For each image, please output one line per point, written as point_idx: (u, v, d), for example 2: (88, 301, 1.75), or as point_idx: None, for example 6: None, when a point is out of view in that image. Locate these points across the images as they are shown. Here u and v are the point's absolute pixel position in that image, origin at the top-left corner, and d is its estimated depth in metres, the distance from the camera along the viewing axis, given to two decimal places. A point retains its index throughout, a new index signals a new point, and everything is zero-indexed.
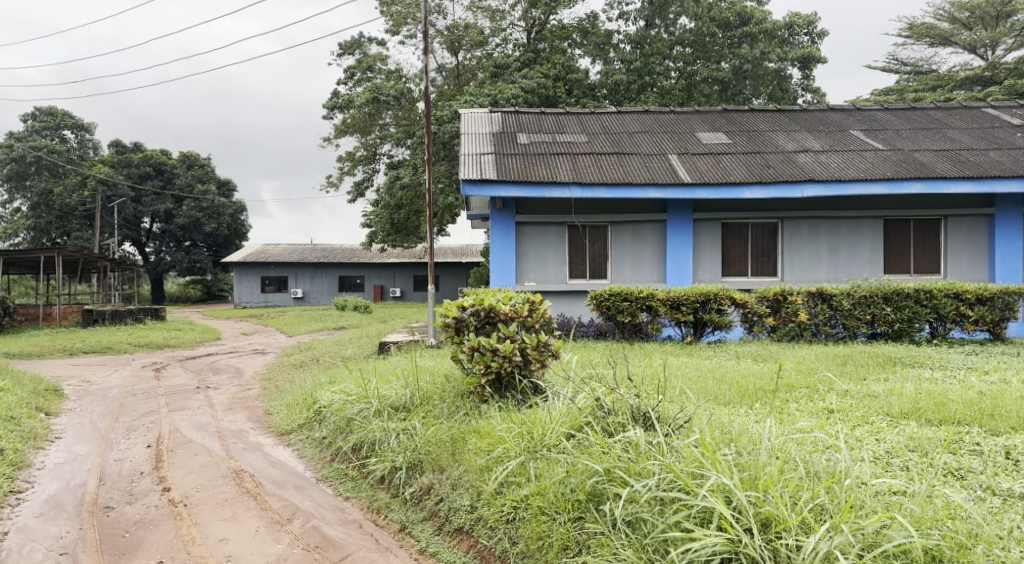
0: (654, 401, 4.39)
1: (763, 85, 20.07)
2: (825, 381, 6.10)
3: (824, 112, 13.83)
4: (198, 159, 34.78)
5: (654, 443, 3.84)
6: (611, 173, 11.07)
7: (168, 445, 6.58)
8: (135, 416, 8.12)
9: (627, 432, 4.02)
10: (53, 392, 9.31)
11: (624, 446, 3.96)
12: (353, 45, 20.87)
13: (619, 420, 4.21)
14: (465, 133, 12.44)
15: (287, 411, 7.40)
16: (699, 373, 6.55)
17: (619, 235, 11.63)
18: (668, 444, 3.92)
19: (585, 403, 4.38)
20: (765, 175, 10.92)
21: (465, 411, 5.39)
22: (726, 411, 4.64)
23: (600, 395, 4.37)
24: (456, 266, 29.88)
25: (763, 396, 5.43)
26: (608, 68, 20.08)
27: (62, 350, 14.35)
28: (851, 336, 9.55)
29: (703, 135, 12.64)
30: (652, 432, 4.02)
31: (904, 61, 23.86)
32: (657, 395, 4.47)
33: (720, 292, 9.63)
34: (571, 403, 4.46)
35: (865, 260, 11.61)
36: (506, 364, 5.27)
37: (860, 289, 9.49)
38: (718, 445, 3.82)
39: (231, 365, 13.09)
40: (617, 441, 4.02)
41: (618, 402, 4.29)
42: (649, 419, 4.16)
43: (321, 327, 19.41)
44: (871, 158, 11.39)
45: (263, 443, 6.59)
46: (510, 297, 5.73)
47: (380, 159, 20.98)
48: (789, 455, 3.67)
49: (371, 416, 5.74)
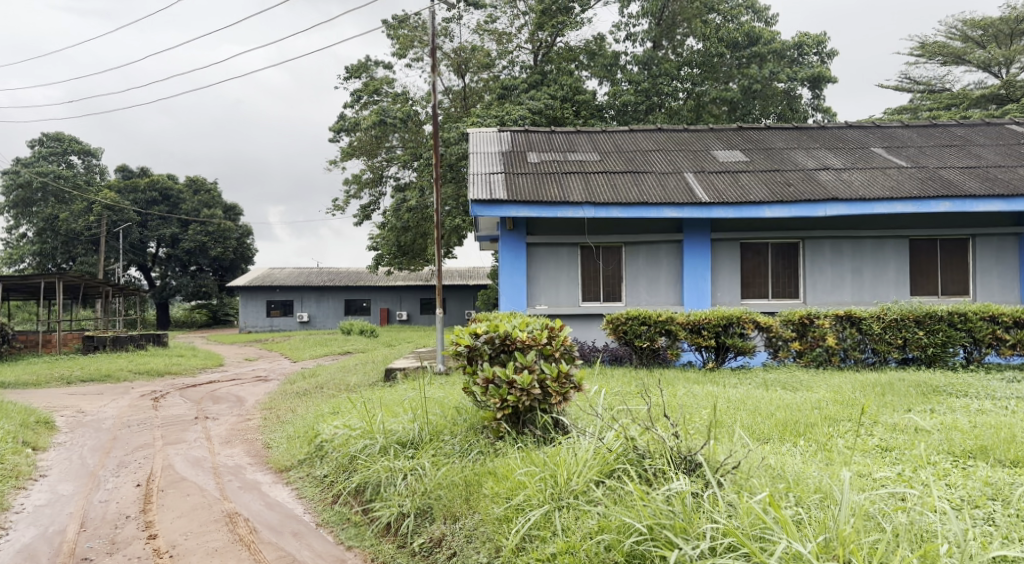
0: (694, 441, 3.96)
1: (772, 106, 19.77)
2: (867, 412, 5.67)
3: (842, 129, 13.45)
4: (204, 184, 34.65)
5: (705, 496, 3.39)
6: (625, 192, 10.67)
7: (158, 484, 6.13)
8: (128, 450, 7.67)
9: (671, 482, 3.56)
10: (45, 425, 8.88)
11: (668, 498, 3.50)
12: (359, 69, 20.70)
13: (658, 465, 3.78)
14: (474, 152, 12.09)
15: (287, 445, 6.96)
16: (729, 403, 6.11)
17: (633, 256, 11.21)
18: (720, 497, 3.46)
19: (617, 444, 3.95)
20: (786, 193, 10.51)
21: (479, 448, 4.95)
22: (774, 451, 4.20)
23: (634, 435, 3.94)
24: (463, 288, 29.45)
25: (805, 431, 5.01)
26: (616, 89, 19.75)
27: (60, 378, 13.95)
28: (881, 362, 9.06)
29: (719, 153, 12.25)
30: (699, 482, 3.57)
31: (916, 80, 23.51)
32: (697, 435, 4.04)
33: (743, 316, 9.18)
34: (599, 442, 4.03)
35: (890, 282, 11.14)
36: (523, 397, 4.83)
37: (890, 311, 9.02)
38: (779, 497, 3.38)
39: (232, 393, 12.65)
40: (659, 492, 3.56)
41: (656, 445, 3.85)
42: (693, 465, 3.72)
43: (327, 351, 18.99)
44: (896, 176, 10.97)
45: (260, 482, 6.14)
46: (526, 323, 5.29)
47: (387, 181, 20.70)
48: (866, 512, 3.21)
49: (376, 453, 5.29)
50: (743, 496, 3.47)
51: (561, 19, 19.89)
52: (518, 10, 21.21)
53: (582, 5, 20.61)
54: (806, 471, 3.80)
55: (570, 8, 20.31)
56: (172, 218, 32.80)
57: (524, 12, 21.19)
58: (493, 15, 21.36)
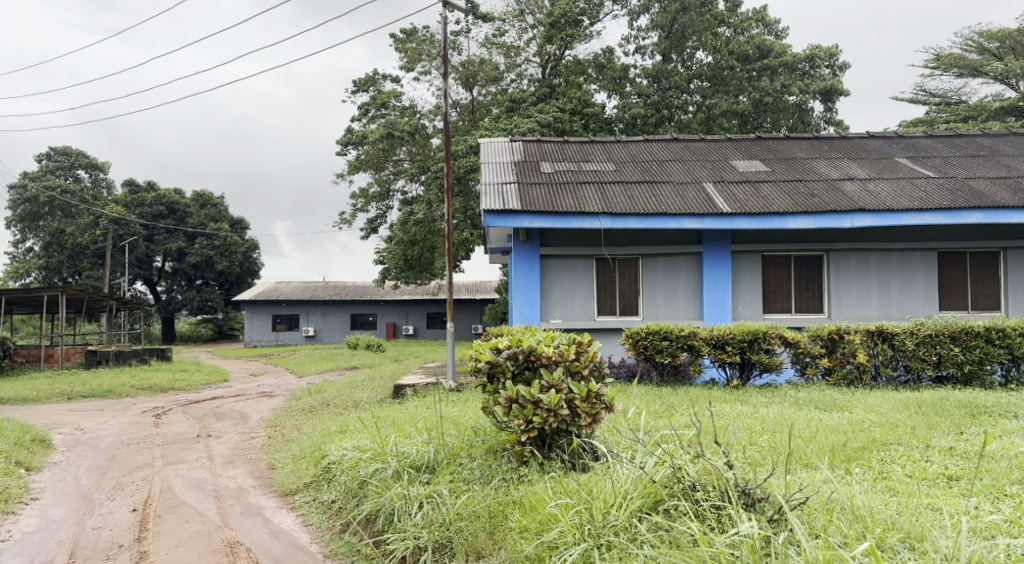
0: (751, 474, 3.64)
1: (783, 120, 19.43)
2: (916, 435, 5.28)
3: (864, 139, 13.08)
4: (211, 199, 34.41)
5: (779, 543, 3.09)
6: (643, 202, 10.31)
7: (155, 509, 5.75)
8: (125, 471, 7.29)
9: (737, 524, 3.26)
10: (41, 443, 8.52)
11: (734, 543, 3.20)
12: (367, 83, 20.50)
13: (712, 499, 3.49)
14: (485, 162, 11.76)
15: (292, 466, 6.56)
16: (765, 424, 5.70)
17: (650, 269, 10.83)
18: (794, 541, 3.16)
19: (660, 471, 3.63)
20: (811, 204, 10.14)
21: (501, 474, 4.59)
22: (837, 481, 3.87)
23: (682, 465, 3.61)
24: (471, 303, 29.07)
25: (857, 455, 4.63)
26: (625, 102, 19.45)
27: (60, 394, 13.60)
28: (915, 380, 8.64)
29: (738, 163, 11.90)
30: (768, 525, 3.25)
31: (932, 92, 23.21)
32: (751, 466, 3.72)
33: (769, 331, 8.77)
34: (640, 471, 3.70)
35: (918, 296, 10.73)
36: (550, 418, 4.49)
37: (924, 327, 8.61)
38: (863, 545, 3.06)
39: (236, 410, 12.25)
40: (724, 536, 3.25)
41: (709, 476, 3.54)
42: (752, 499, 3.43)
43: (333, 366, 18.61)
44: (924, 187, 10.59)
45: (264, 507, 5.74)
46: (551, 338, 4.93)
47: (394, 195, 20.42)
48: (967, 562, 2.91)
49: (388, 479, 4.88)
50: (820, 539, 3.15)
51: (570, 32, 19.57)
52: (527, 23, 21.02)
53: (592, 18, 20.41)
54: (883, 508, 3.47)
55: (579, 21, 20.08)
56: (178, 232, 32.61)
57: (533, 25, 21.02)
58: (501, 29, 21.18)
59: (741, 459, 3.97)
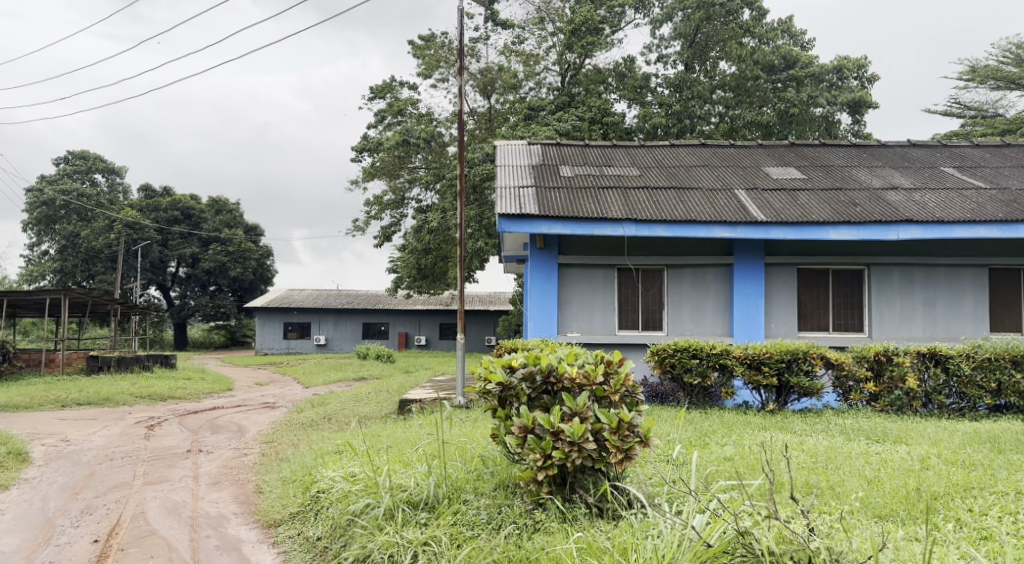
0: (836, 543, 3.07)
1: (809, 132, 18.55)
2: (994, 477, 4.49)
3: (905, 148, 12.29)
4: (226, 205, 33.88)
5: None
6: (670, 208, 9.59)
7: (120, 541, 5.08)
8: (100, 491, 6.63)
9: None
10: (17, 456, 7.85)
11: None
12: (384, 89, 19.95)
13: None
14: (502, 165, 11.07)
15: (280, 491, 5.88)
16: (818, 460, 4.95)
17: (676, 281, 10.06)
18: None
19: (720, 539, 3.09)
20: (853, 213, 9.36)
21: (514, 520, 3.93)
22: (936, 555, 3.16)
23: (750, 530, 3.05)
24: (485, 314, 28.37)
25: (939, 503, 3.91)
26: (646, 111, 18.58)
27: (54, 401, 12.99)
28: (970, 409, 7.83)
29: (771, 170, 11.14)
30: None
31: (966, 105, 22.33)
32: (832, 534, 3.15)
33: (810, 351, 7.97)
34: (695, 531, 3.14)
35: (967, 315, 9.91)
36: (573, 454, 3.81)
37: (983, 349, 7.81)
38: None
39: (235, 422, 11.55)
40: None
41: (788, 545, 3.00)
42: None
43: (341, 376, 17.93)
44: (975, 198, 9.77)
45: (242, 541, 5.03)
46: (575, 355, 4.23)
47: (409, 203, 19.80)
48: None
49: (379, 519, 4.17)
50: None
51: (591, 40, 18.92)
52: (547, 31, 20.41)
53: (613, 27, 19.68)
54: None
55: (600, 29, 19.34)
56: (192, 237, 32.20)
57: (553, 33, 20.40)
58: (521, 36, 20.59)
59: (821, 522, 3.36)
